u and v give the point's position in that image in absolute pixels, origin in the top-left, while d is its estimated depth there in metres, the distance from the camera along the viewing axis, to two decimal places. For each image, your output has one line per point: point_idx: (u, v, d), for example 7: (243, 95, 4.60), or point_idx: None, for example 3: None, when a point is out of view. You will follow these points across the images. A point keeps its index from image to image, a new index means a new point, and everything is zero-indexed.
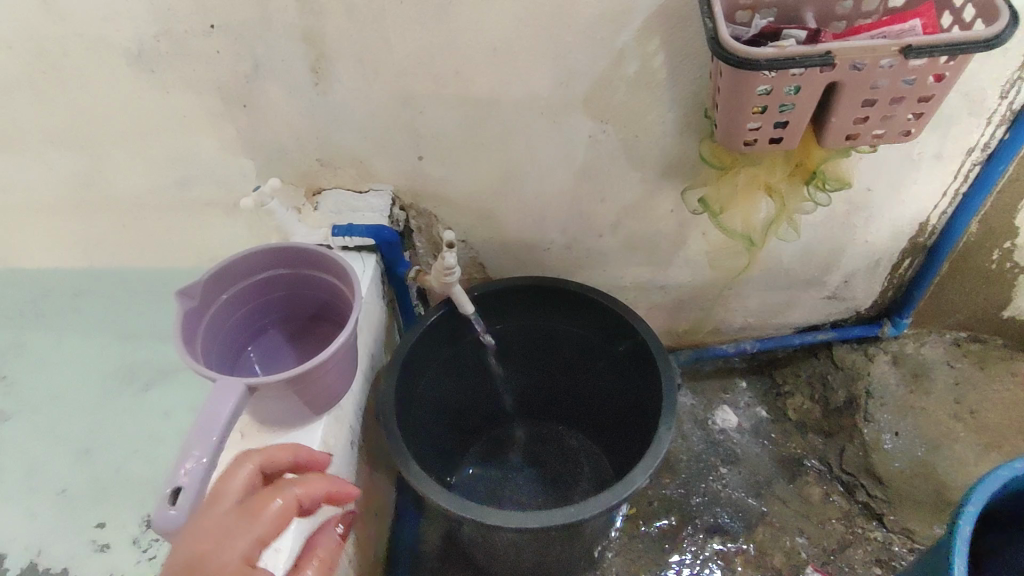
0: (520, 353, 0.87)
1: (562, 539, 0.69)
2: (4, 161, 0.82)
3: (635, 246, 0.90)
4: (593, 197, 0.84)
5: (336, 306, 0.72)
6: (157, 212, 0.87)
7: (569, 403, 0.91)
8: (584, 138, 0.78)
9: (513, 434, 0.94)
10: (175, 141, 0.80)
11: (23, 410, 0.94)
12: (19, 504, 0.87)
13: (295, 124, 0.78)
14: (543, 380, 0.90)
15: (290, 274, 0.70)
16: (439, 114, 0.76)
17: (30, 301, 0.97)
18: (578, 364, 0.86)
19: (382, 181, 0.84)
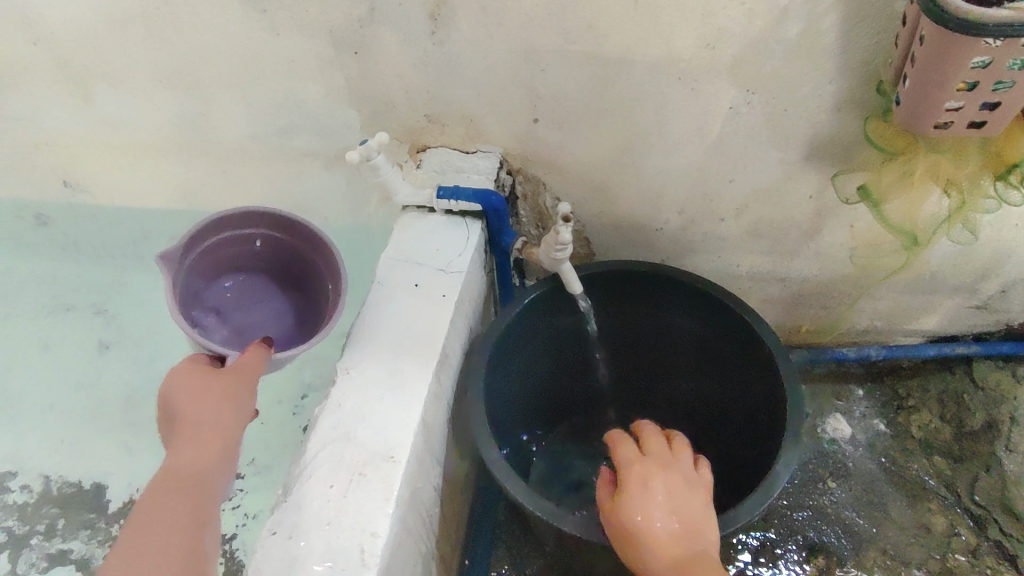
0: (622, 339, 0.81)
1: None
2: (115, 97, 0.81)
3: (761, 233, 0.81)
4: (722, 175, 0.75)
5: (283, 247, 0.68)
6: (258, 159, 0.85)
7: (667, 398, 0.85)
8: (722, 108, 0.69)
9: (604, 421, 0.88)
10: (281, 87, 0.76)
11: (120, 345, 0.95)
12: (113, 435, 0.89)
13: (406, 75, 0.72)
14: (642, 369, 0.84)
15: (219, 239, 0.65)
16: (562, 73, 0.69)
17: (129, 239, 0.97)
18: (685, 358, 0.79)
19: (491, 143, 0.78)
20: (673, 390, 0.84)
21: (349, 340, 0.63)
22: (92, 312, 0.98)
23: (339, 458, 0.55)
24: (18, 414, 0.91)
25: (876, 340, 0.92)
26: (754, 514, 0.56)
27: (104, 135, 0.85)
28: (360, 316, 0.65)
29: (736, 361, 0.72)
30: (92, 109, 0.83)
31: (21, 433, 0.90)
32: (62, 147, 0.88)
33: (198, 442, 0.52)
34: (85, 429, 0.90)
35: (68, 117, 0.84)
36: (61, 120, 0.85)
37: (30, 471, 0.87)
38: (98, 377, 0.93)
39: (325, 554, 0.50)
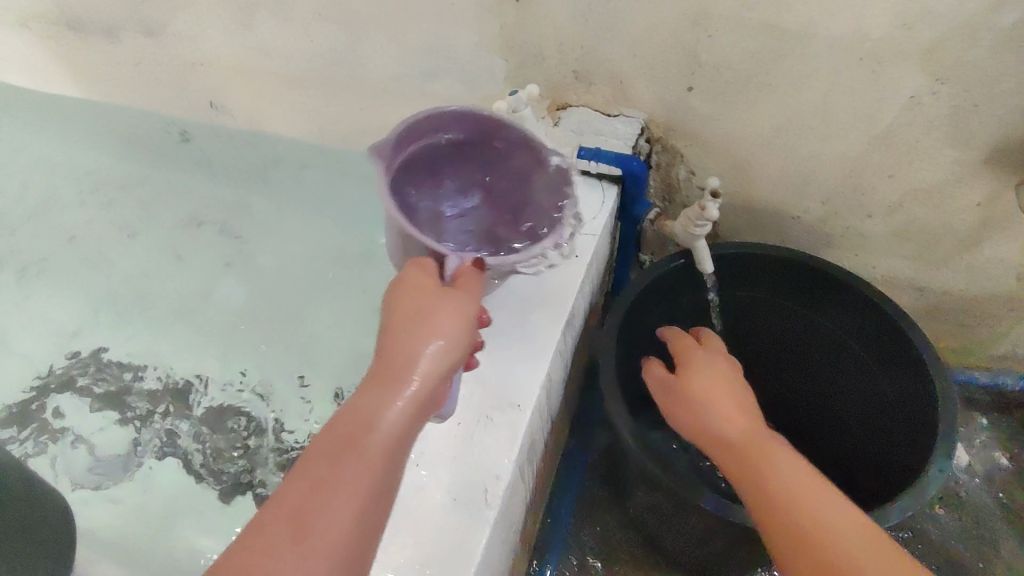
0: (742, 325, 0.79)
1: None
2: (274, 24, 0.83)
3: (909, 237, 0.75)
4: (881, 170, 0.70)
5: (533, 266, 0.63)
6: (396, 99, 0.86)
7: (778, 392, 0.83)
8: (902, 98, 0.64)
9: None
10: (435, 29, 0.76)
11: (241, 264, 1.00)
12: (229, 346, 0.95)
13: (563, 29, 0.71)
14: (757, 359, 0.82)
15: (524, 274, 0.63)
16: (731, 41, 0.65)
17: (259, 164, 1.01)
18: (806, 354, 0.78)
19: (636, 108, 0.75)
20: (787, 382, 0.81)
21: None
22: (218, 229, 1.02)
23: (467, 398, 0.56)
24: (148, 316, 0.98)
25: (1012, 369, 0.86)
26: (898, 520, 0.53)
27: (256, 63, 0.89)
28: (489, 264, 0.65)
29: (871, 368, 0.70)
30: (250, 35, 0.86)
31: (149, 332, 0.97)
32: (215, 70, 0.92)
33: (384, 365, 0.44)
34: (206, 338, 0.95)
35: (226, 41, 0.88)
36: (219, 44, 0.88)
37: (160, 367, 0.94)
38: (219, 291, 0.99)
39: (448, 488, 0.51)
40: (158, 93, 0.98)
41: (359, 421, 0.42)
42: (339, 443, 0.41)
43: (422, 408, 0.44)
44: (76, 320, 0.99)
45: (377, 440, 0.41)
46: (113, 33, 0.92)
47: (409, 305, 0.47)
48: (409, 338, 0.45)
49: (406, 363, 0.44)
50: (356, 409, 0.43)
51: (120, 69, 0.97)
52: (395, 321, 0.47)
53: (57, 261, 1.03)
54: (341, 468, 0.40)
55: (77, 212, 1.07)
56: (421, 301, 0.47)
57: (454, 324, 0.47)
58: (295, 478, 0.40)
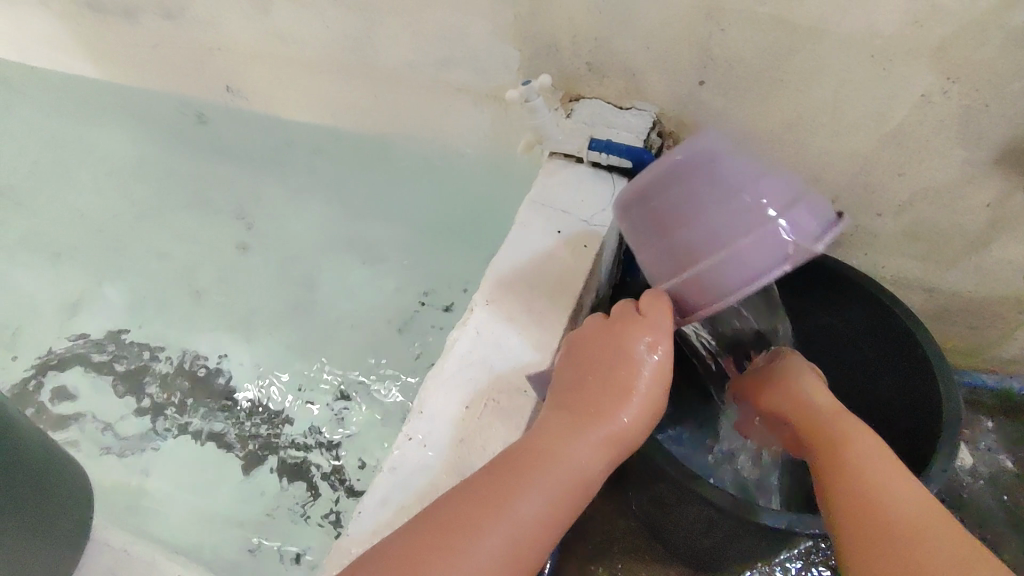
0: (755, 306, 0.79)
1: (781, 542, 0.62)
2: (291, 10, 0.84)
3: (918, 236, 0.75)
4: (891, 169, 0.70)
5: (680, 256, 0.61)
6: (409, 88, 0.86)
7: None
8: (913, 96, 0.64)
9: None
10: (450, 17, 0.76)
11: (252, 248, 1.01)
12: (240, 328, 0.96)
13: (577, 20, 0.71)
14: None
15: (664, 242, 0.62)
16: (743, 36, 0.65)
17: (273, 149, 1.02)
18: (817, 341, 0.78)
19: (648, 101, 0.76)
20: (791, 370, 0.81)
21: (493, 272, 0.64)
22: (231, 213, 1.04)
23: (474, 381, 0.57)
24: (161, 297, 1.00)
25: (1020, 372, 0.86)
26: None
27: (272, 48, 0.90)
28: (499, 252, 0.66)
29: (880, 364, 0.70)
30: (267, 20, 0.87)
31: (162, 312, 0.98)
32: (232, 54, 0.93)
33: (600, 403, 0.50)
34: (217, 320, 0.97)
35: (243, 25, 0.89)
36: (236, 29, 0.89)
37: (172, 347, 0.96)
38: (231, 273, 1.00)
39: (454, 470, 0.52)
40: (176, 77, 0.99)
41: (548, 449, 0.48)
42: (527, 473, 0.46)
43: (618, 451, 0.50)
44: (92, 299, 1.00)
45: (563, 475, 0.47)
46: (133, 16, 0.93)
47: (610, 341, 0.52)
48: (613, 395, 0.50)
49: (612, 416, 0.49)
50: (560, 435, 0.48)
51: (139, 52, 0.98)
52: (597, 353, 0.52)
53: (74, 241, 1.05)
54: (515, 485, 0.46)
55: (94, 193, 1.08)
56: (624, 332, 0.52)
57: (663, 371, 0.52)
58: (496, 474, 0.46)
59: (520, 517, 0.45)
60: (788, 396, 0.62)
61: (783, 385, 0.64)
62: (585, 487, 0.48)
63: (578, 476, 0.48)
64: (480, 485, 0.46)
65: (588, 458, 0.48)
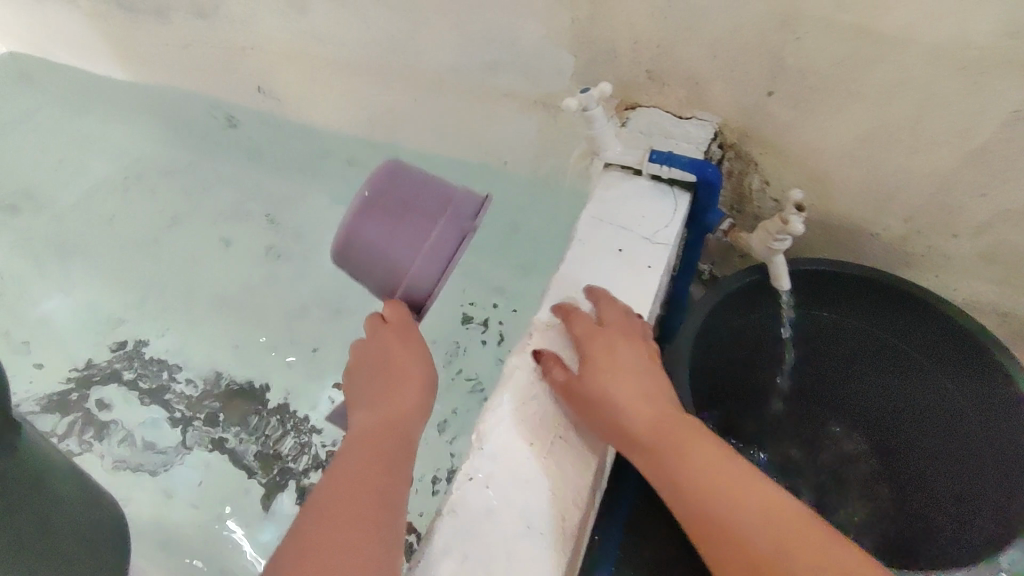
0: (811, 330, 0.73)
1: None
2: (329, 10, 0.80)
3: (997, 259, 0.71)
4: (974, 188, 0.66)
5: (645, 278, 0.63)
6: (451, 93, 0.82)
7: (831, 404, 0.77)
8: (1004, 112, 0.59)
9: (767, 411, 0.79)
10: (500, 21, 0.72)
11: (281, 256, 0.97)
12: (268, 340, 0.92)
13: (639, 26, 0.67)
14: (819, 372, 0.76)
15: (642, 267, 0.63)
16: (821, 45, 0.61)
17: (303, 154, 0.98)
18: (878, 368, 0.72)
19: (710, 111, 0.71)
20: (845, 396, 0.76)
21: (550, 294, 0.61)
22: (259, 218, 1.00)
23: (536, 416, 0.53)
24: (187, 306, 0.96)
25: None
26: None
27: (307, 50, 0.86)
28: (557, 273, 0.62)
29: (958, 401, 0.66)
30: (303, 20, 0.83)
31: (188, 322, 0.95)
32: (265, 55, 0.89)
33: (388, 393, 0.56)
34: (245, 331, 0.93)
35: (277, 25, 0.85)
36: (270, 29, 0.86)
37: (197, 362, 0.92)
38: (259, 282, 0.96)
39: (521, 515, 0.48)
40: (205, 77, 0.95)
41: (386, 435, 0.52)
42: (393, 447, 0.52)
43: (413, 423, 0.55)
44: (116, 306, 0.97)
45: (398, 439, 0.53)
46: (163, 13, 0.90)
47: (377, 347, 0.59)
48: (404, 377, 0.57)
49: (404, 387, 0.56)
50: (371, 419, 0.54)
51: (168, 52, 0.94)
52: (400, 348, 0.58)
53: (96, 245, 1.02)
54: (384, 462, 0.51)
55: (118, 195, 1.05)
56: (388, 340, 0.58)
57: (426, 353, 0.59)
58: (369, 457, 0.50)
59: (357, 506, 0.48)
60: (622, 389, 0.51)
61: (615, 371, 0.52)
62: (404, 454, 0.52)
63: (399, 441, 0.53)
64: (341, 481, 0.49)
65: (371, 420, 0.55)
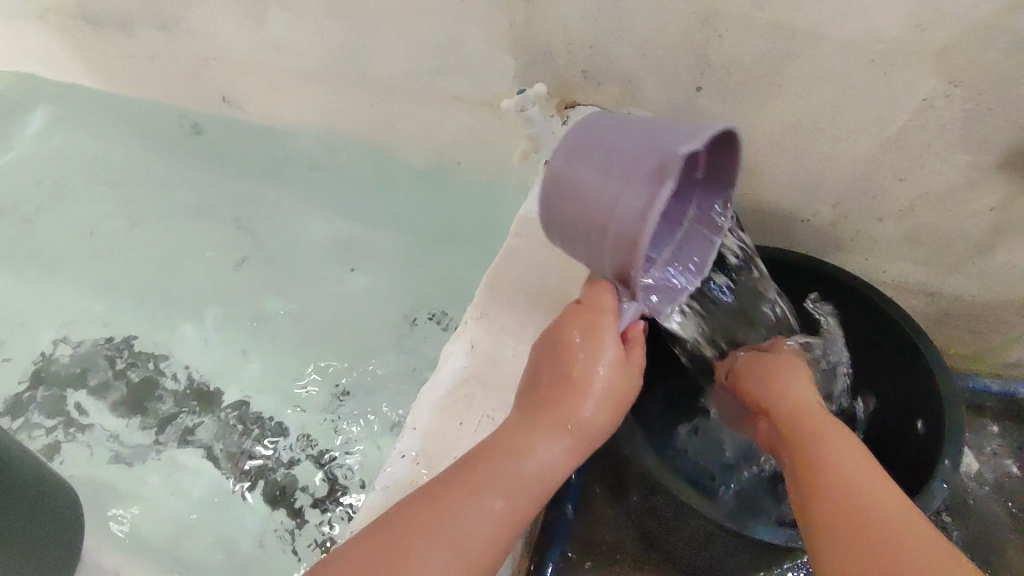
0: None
1: (779, 554, 0.63)
2: (287, 20, 0.84)
3: (920, 240, 0.74)
4: (892, 173, 0.69)
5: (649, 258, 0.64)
6: (405, 96, 0.86)
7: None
8: (915, 101, 0.62)
9: None
10: (445, 26, 0.76)
11: (250, 258, 1.00)
12: (237, 339, 0.96)
13: (572, 28, 0.70)
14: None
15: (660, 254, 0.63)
16: (742, 42, 0.64)
17: (269, 159, 1.01)
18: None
19: (644, 107, 0.74)
20: None
21: (484, 285, 0.64)
22: (228, 222, 1.03)
23: (468, 397, 0.56)
24: (162, 306, 0.99)
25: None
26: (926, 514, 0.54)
27: (267, 58, 0.89)
28: (494, 263, 0.66)
29: (881, 372, 0.70)
30: (261, 31, 0.86)
31: (162, 323, 0.98)
32: (227, 64, 0.92)
33: (553, 424, 0.50)
34: (216, 330, 0.97)
35: (238, 35, 0.88)
36: (231, 39, 0.89)
37: (172, 365, 0.95)
38: (229, 284, 1.00)
39: None
40: (172, 87, 0.99)
41: (508, 448, 0.48)
42: (490, 489, 0.46)
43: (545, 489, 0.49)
44: (92, 309, 1.00)
45: (529, 466, 0.48)
46: (130, 27, 0.93)
47: (560, 346, 0.53)
48: (548, 420, 0.50)
49: (528, 452, 0.49)
50: (515, 434, 0.49)
51: (136, 64, 0.98)
52: (579, 352, 0.52)
53: (74, 252, 1.05)
54: (502, 471, 0.47)
55: (93, 201, 1.08)
56: (589, 341, 0.52)
57: (609, 360, 0.52)
58: (484, 471, 0.47)
59: (483, 501, 0.46)
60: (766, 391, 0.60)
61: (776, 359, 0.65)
62: (528, 496, 0.48)
63: (507, 475, 0.47)
64: (467, 465, 0.47)
65: (545, 456, 0.49)
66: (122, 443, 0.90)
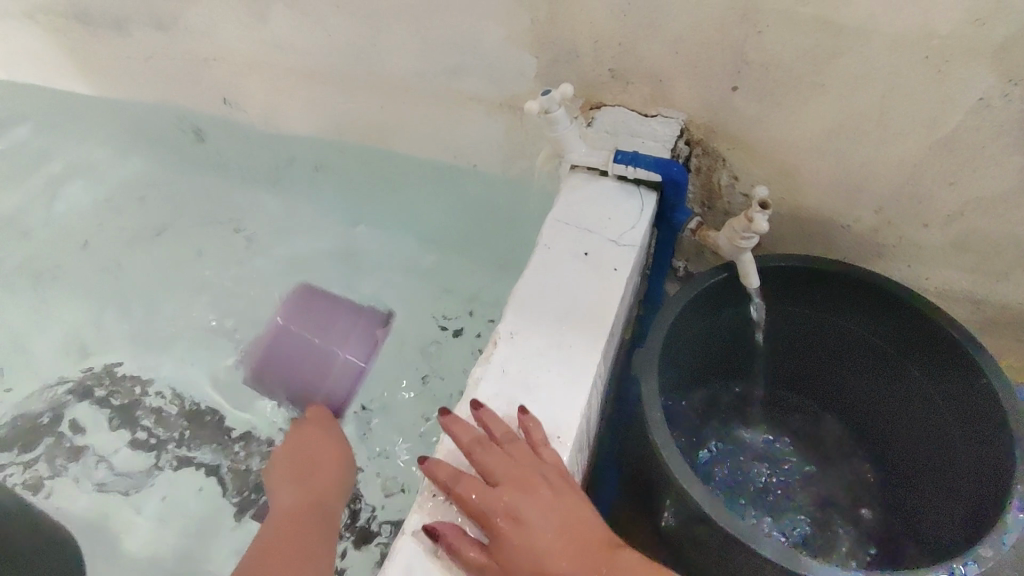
0: (777, 324, 0.72)
1: None
2: (291, 18, 0.79)
3: (967, 247, 0.70)
4: (941, 177, 0.65)
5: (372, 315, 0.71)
6: (417, 98, 0.81)
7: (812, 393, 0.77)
8: (971, 101, 0.58)
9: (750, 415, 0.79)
10: (461, 24, 0.71)
11: (254, 269, 0.96)
12: (243, 353, 0.91)
13: (600, 24, 0.66)
14: (793, 360, 0.76)
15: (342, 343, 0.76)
16: (784, 39, 0.60)
17: (272, 164, 0.97)
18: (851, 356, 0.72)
19: (676, 108, 0.70)
20: (820, 379, 0.76)
21: (513, 303, 0.60)
22: (231, 231, 0.98)
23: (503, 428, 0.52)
24: (161, 320, 0.95)
25: None
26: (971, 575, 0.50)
27: (270, 59, 0.85)
28: (522, 279, 0.61)
29: (929, 389, 0.65)
30: (263, 29, 0.82)
31: (163, 337, 0.93)
32: (228, 65, 0.88)
33: (333, 479, 0.71)
34: (218, 346, 0.92)
35: (239, 35, 0.84)
36: (232, 39, 0.85)
37: (173, 382, 0.91)
38: (233, 295, 0.95)
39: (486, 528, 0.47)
40: (170, 90, 0.94)
41: (290, 537, 0.61)
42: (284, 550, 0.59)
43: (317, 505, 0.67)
44: (87, 325, 0.95)
45: (321, 546, 0.61)
46: (125, 27, 0.88)
47: (324, 450, 0.75)
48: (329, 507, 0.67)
49: (330, 505, 0.68)
50: (310, 543, 0.60)
51: (132, 65, 0.93)
52: (333, 469, 0.72)
53: (69, 262, 1.00)
54: (295, 555, 0.59)
55: (88, 209, 1.03)
56: (330, 447, 0.75)
57: (334, 488, 0.70)
58: (286, 529, 0.62)
59: (307, 534, 0.62)
60: (522, 559, 0.45)
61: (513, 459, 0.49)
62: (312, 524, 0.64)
63: (290, 543, 0.60)
64: (258, 557, 0.58)
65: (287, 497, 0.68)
66: (127, 467, 0.86)
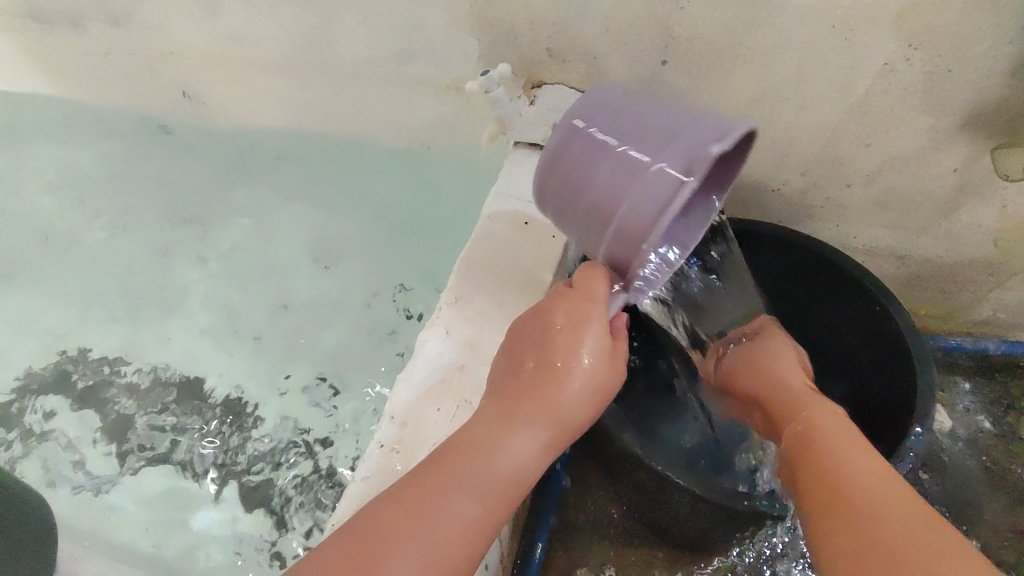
0: None
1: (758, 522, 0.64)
2: (243, 10, 0.82)
3: (888, 205, 0.75)
4: (859, 139, 0.70)
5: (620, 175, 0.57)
6: (368, 83, 0.84)
7: None
8: (877, 66, 0.63)
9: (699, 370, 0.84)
10: (405, 10, 0.75)
11: (220, 256, 0.98)
12: (211, 337, 0.94)
13: (534, 5, 0.69)
14: None
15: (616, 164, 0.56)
16: (705, 12, 0.64)
17: (234, 155, 0.99)
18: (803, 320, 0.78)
19: (610, 83, 0.74)
20: None
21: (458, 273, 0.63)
22: (196, 219, 1.01)
23: (446, 383, 0.56)
24: (131, 310, 0.97)
25: (993, 333, 0.88)
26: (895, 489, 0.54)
27: (226, 50, 0.87)
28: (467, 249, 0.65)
29: (864, 352, 0.70)
30: (217, 22, 0.85)
31: (134, 323, 0.96)
32: (186, 59, 0.90)
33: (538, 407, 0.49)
34: (189, 330, 0.95)
35: (194, 29, 0.86)
36: (188, 33, 0.87)
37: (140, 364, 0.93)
38: (202, 281, 0.98)
39: None
40: (129, 85, 0.96)
41: (464, 450, 0.47)
42: (466, 471, 0.46)
43: (542, 431, 0.49)
44: (59, 317, 0.98)
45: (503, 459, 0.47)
46: (81, 24, 0.90)
47: (546, 324, 0.51)
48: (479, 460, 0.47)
49: (501, 446, 0.47)
50: (492, 427, 0.48)
51: (91, 62, 0.95)
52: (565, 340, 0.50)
53: (36, 260, 1.02)
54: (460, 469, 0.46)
55: (53, 205, 1.05)
56: (558, 309, 0.51)
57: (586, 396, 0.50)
58: (450, 465, 0.46)
59: (459, 479, 0.45)
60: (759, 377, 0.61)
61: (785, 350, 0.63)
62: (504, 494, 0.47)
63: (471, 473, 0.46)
64: (433, 462, 0.46)
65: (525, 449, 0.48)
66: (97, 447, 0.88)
